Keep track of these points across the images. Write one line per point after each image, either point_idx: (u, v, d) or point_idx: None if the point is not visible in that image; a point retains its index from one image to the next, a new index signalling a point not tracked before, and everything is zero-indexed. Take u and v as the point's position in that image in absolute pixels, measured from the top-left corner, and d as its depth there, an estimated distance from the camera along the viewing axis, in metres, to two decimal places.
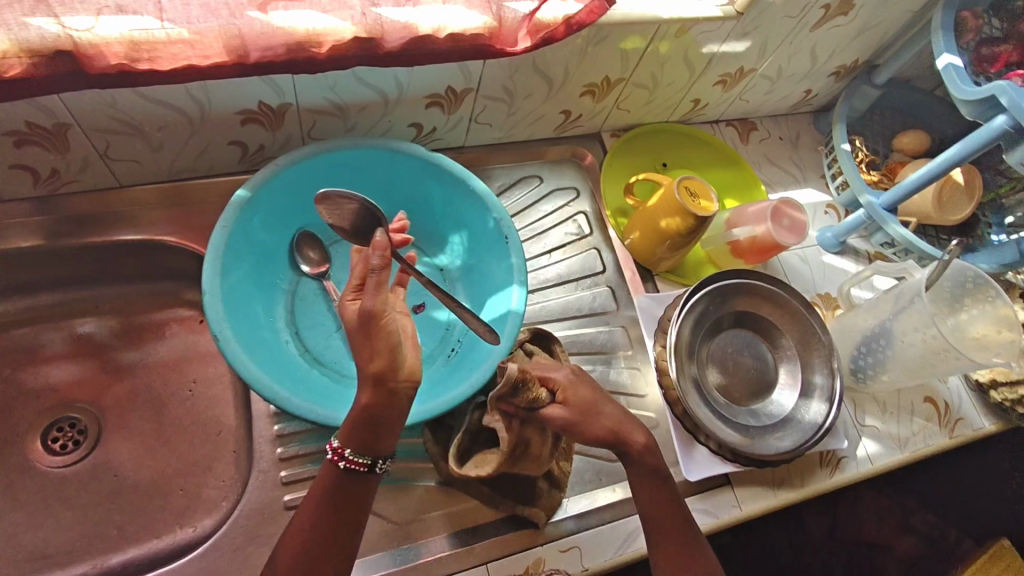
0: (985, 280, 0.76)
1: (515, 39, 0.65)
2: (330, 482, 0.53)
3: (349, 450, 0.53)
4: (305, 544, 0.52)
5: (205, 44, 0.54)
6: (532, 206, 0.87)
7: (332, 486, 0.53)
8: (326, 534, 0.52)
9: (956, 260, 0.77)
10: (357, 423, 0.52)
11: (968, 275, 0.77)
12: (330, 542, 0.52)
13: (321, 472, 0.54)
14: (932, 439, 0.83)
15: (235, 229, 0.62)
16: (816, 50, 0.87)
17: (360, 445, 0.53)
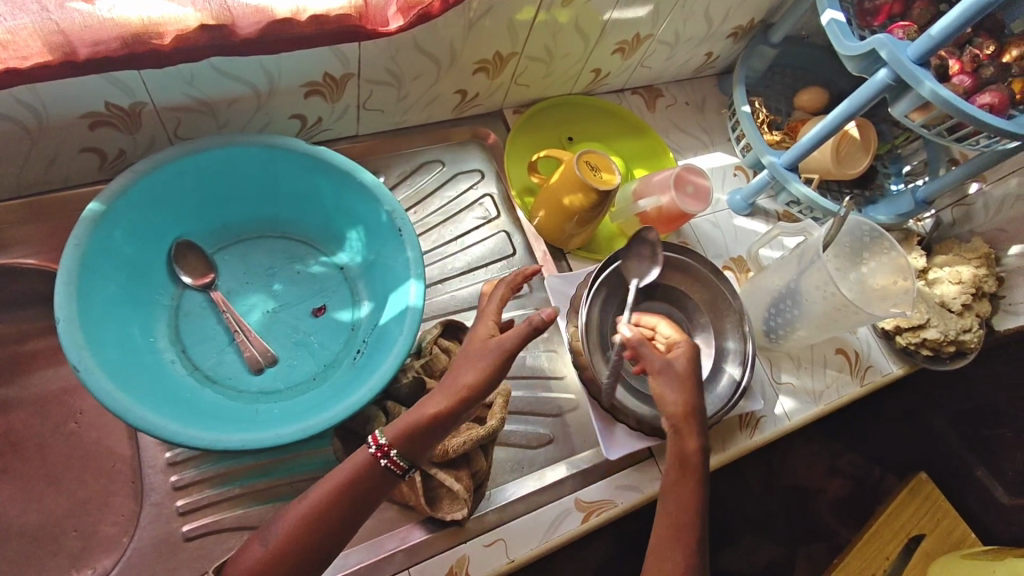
0: (880, 234, 0.77)
1: (386, 19, 0.61)
2: (359, 471, 0.52)
3: (394, 449, 0.52)
4: (303, 528, 0.50)
5: (21, 44, 0.48)
6: (435, 192, 0.84)
7: (358, 481, 0.52)
8: (325, 525, 0.50)
9: (852, 215, 0.78)
10: (415, 429, 0.53)
11: (864, 228, 0.78)
12: (325, 538, 0.50)
13: (355, 459, 0.53)
14: (845, 389, 0.85)
15: (91, 245, 0.57)
16: (710, 12, 0.86)
17: (405, 450, 0.52)
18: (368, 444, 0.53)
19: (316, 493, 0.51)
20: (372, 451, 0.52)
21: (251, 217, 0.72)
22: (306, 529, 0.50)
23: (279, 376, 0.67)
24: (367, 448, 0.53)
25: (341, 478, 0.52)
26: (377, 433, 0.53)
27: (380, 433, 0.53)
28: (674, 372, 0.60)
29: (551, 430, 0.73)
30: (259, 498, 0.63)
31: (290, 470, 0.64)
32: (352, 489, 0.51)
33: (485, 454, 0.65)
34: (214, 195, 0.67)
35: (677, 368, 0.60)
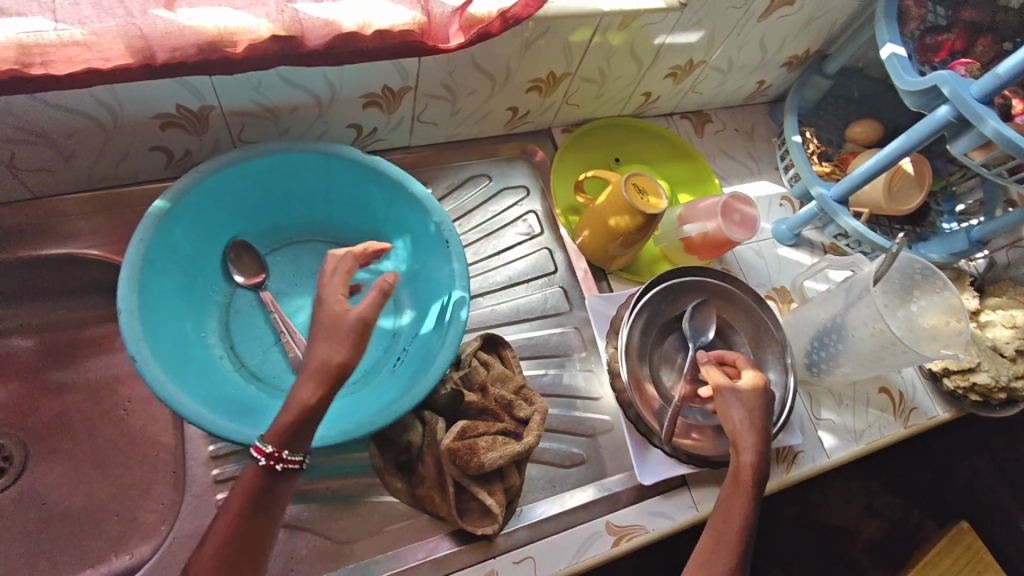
0: (932, 271, 0.75)
1: (447, 36, 0.63)
2: (253, 489, 0.49)
3: (286, 450, 0.50)
4: (220, 569, 0.47)
5: (105, 46, 0.51)
6: (481, 206, 0.85)
7: (251, 493, 0.49)
8: (242, 547, 0.48)
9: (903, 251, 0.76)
10: (302, 423, 0.50)
11: (916, 266, 0.76)
12: (247, 559, 0.48)
13: (242, 479, 0.50)
14: (888, 429, 0.82)
15: (154, 241, 0.59)
16: (766, 41, 0.86)
17: (296, 445, 0.50)
18: (254, 458, 0.49)
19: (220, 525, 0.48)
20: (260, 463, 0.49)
21: (303, 221, 0.74)
22: (220, 564, 0.47)
23: (321, 379, 0.69)
24: (253, 462, 0.49)
25: (241, 498, 0.49)
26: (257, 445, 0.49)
27: (259, 444, 0.49)
28: (739, 394, 0.65)
29: (584, 450, 0.73)
30: (295, 497, 0.64)
31: (328, 472, 0.66)
32: (249, 502, 0.49)
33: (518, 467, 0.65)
34: (270, 199, 0.70)
35: (742, 391, 0.65)
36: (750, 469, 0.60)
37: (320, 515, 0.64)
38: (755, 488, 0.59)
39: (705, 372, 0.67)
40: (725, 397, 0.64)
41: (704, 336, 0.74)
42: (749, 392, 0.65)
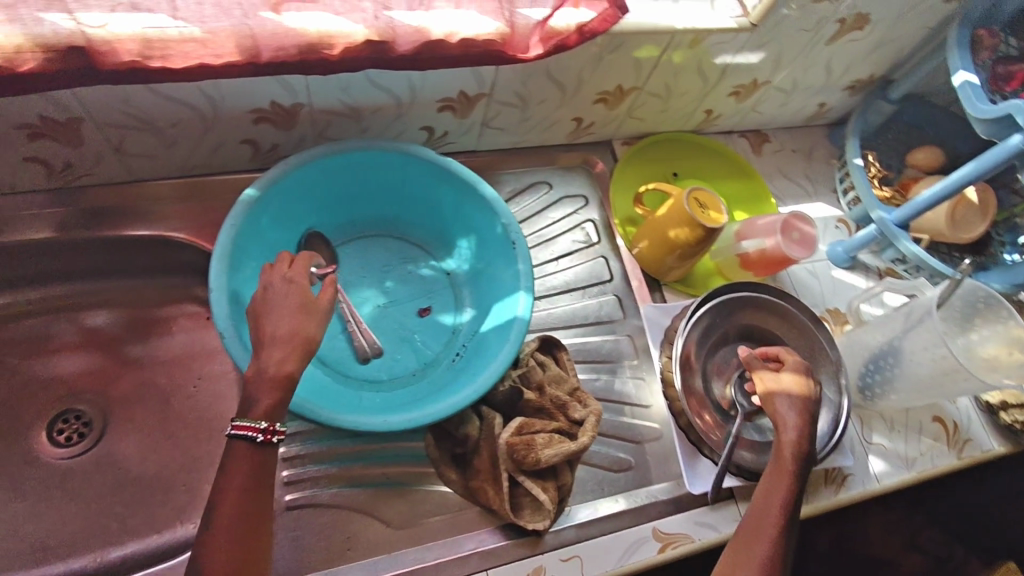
0: (996, 300, 0.74)
1: (527, 46, 0.65)
2: (248, 467, 0.50)
3: (277, 422, 0.51)
4: (232, 543, 0.47)
5: (218, 43, 0.55)
6: (541, 212, 0.87)
7: (248, 469, 0.50)
8: (248, 523, 0.49)
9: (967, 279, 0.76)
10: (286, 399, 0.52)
11: (979, 294, 0.76)
12: (255, 532, 0.49)
13: (231, 460, 0.50)
14: (941, 459, 0.81)
15: (243, 227, 0.63)
16: (831, 64, 0.87)
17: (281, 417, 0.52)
18: (244, 438, 0.50)
19: (225, 509, 0.48)
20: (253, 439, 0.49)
21: (374, 216, 0.77)
22: (231, 539, 0.48)
23: (383, 367, 0.71)
24: (245, 441, 0.50)
25: (240, 478, 0.49)
26: (243, 424, 0.50)
27: (242, 423, 0.50)
28: (791, 398, 0.65)
29: (632, 457, 0.74)
30: (352, 480, 0.66)
31: (384, 459, 0.68)
32: (248, 477, 0.50)
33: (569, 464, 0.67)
34: (346, 193, 0.73)
35: (793, 394, 0.65)
36: (790, 449, 0.62)
37: (376, 499, 0.66)
38: (797, 465, 0.61)
39: (756, 376, 0.67)
40: (777, 403, 0.65)
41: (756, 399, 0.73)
42: (801, 394, 0.65)
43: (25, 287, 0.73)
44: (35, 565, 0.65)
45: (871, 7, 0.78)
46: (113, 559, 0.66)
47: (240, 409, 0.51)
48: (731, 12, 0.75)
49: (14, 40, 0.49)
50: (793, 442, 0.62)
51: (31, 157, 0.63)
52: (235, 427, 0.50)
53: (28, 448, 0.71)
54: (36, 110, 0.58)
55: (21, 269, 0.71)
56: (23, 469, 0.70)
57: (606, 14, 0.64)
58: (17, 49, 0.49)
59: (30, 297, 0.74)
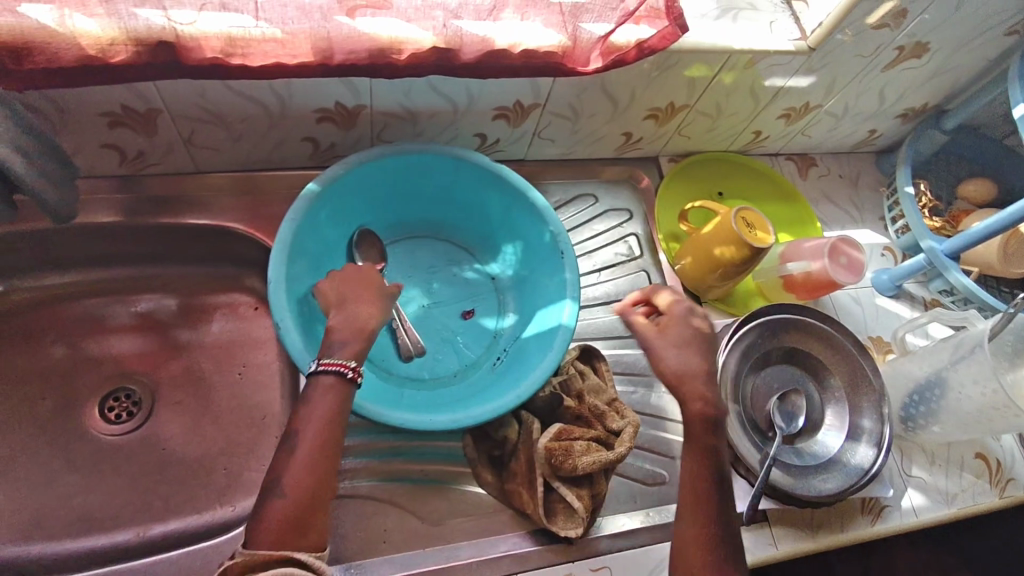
0: None
1: (587, 59, 0.67)
2: (335, 398, 0.56)
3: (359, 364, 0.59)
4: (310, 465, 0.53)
5: (295, 44, 0.57)
6: (586, 223, 0.87)
7: (332, 402, 0.56)
8: (322, 451, 0.54)
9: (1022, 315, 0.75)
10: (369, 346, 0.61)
11: None
12: (330, 457, 0.55)
13: (316, 393, 0.56)
14: (982, 497, 0.80)
15: (302, 222, 0.65)
16: (885, 91, 0.87)
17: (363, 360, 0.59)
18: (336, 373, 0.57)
19: (305, 434, 0.54)
20: (340, 374, 0.57)
21: (423, 219, 0.80)
22: (311, 461, 0.54)
23: (425, 366, 0.73)
24: (336, 376, 0.56)
25: (324, 407, 0.56)
26: (333, 361, 0.57)
27: (332, 359, 0.57)
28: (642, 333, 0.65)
29: (666, 472, 0.74)
30: (389, 475, 0.68)
31: (421, 456, 0.69)
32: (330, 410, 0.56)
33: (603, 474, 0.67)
34: (398, 195, 0.76)
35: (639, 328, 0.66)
36: (697, 423, 0.61)
37: (413, 495, 0.67)
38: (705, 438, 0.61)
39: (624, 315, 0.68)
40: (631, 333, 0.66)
41: (794, 424, 0.74)
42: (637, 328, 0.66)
43: (88, 267, 0.76)
44: (80, 535, 0.66)
45: (932, 36, 0.77)
46: (154, 537, 0.67)
47: (327, 350, 0.58)
48: (789, 35, 0.75)
49: (110, 33, 0.53)
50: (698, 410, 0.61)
51: (108, 144, 0.66)
52: (323, 363, 0.57)
53: (78, 422, 0.73)
54: (120, 99, 0.61)
55: (87, 250, 0.74)
56: (74, 443, 0.72)
57: (666, 32, 0.65)
58: (112, 42, 0.53)
59: (91, 277, 0.77)
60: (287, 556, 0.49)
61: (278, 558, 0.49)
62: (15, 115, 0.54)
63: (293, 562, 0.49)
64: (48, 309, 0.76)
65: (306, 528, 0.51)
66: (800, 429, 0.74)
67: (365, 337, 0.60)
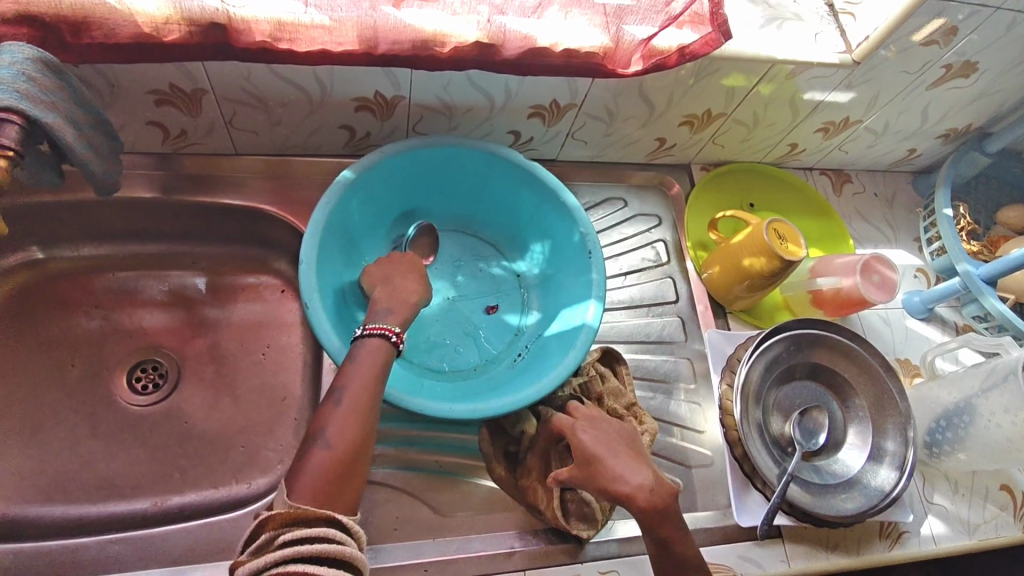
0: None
1: (628, 62, 0.67)
2: (380, 356, 0.57)
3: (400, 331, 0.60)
4: (353, 421, 0.53)
5: (342, 32, 0.58)
6: (615, 227, 0.87)
7: (375, 364, 0.56)
8: (361, 409, 0.53)
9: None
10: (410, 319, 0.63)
11: None
12: (369, 416, 0.54)
13: (360, 354, 0.56)
14: (1005, 530, 0.77)
15: (336, 207, 0.66)
16: (928, 110, 0.85)
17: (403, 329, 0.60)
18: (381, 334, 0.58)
19: (349, 391, 0.54)
20: (385, 336, 0.58)
21: (453, 212, 0.80)
22: (352, 420, 0.53)
23: (446, 358, 0.73)
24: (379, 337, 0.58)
25: (365, 370, 0.55)
26: (381, 326, 0.59)
27: (381, 324, 0.59)
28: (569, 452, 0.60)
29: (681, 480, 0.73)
30: (405, 462, 0.68)
31: (437, 446, 0.69)
32: (372, 372, 0.55)
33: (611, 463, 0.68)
34: (430, 187, 0.76)
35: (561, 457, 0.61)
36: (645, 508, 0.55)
37: (426, 485, 0.67)
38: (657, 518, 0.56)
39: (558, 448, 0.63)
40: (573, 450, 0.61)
41: (814, 441, 0.72)
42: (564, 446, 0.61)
43: (123, 241, 0.78)
44: (101, 501, 0.68)
45: (981, 56, 0.76)
46: (172, 507, 0.69)
47: (373, 317, 0.61)
48: (834, 48, 0.74)
49: (166, 12, 0.54)
50: (642, 505, 0.55)
51: (153, 121, 0.68)
52: (369, 327, 0.58)
53: (106, 390, 0.74)
54: (169, 78, 0.62)
55: (124, 224, 0.76)
56: (100, 410, 0.73)
57: (709, 38, 0.65)
58: (166, 21, 0.55)
59: (127, 251, 0.79)
60: (331, 514, 0.48)
61: (320, 516, 0.47)
62: (70, 87, 0.56)
63: (334, 522, 0.48)
64: (84, 279, 0.78)
65: (347, 486, 0.50)
66: (820, 447, 0.73)
67: (393, 323, 0.60)
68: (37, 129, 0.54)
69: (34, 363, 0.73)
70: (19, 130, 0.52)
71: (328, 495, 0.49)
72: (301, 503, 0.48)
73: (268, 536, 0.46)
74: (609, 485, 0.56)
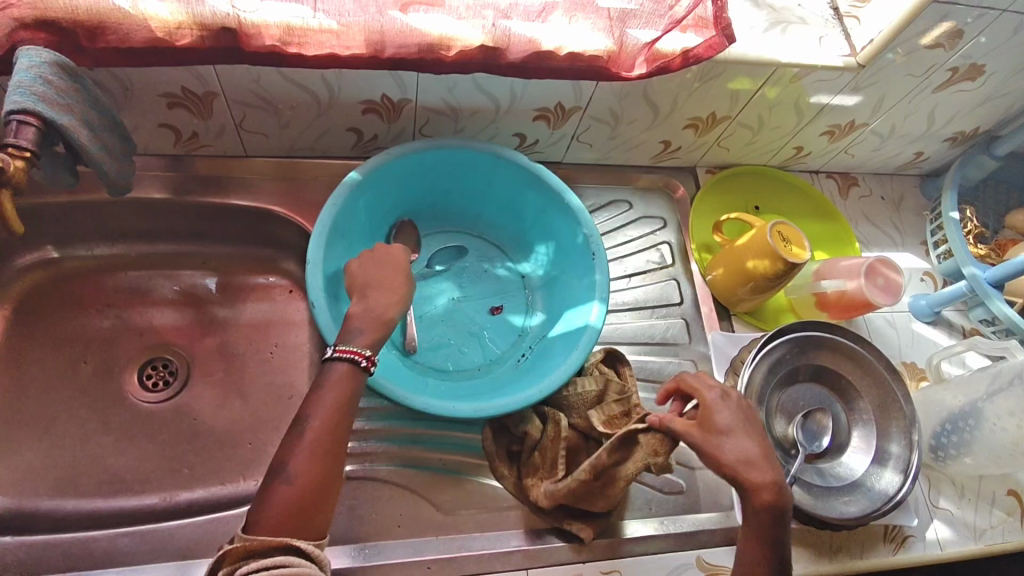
0: None
1: (632, 65, 0.67)
2: (347, 384, 0.56)
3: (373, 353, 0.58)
4: (317, 451, 0.53)
5: (350, 36, 0.60)
6: (620, 229, 0.87)
7: (343, 391, 0.56)
8: (327, 439, 0.54)
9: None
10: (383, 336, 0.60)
11: None
12: (333, 445, 0.54)
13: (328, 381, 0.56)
14: (1012, 535, 0.77)
15: (342, 209, 0.68)
16: (934, 113, 0.85)
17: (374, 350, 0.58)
18: (348, 358, 0.57)
19: (315, 421, 0.54)
20: (353, 361, 0.57)
21: (459, 214, 0.82)
22: (317, 451, 0.53)
23: (450, 358, 0.74)
24: (346, 362, 0.57)
25: (331, 398, 0.55)
26: (349, 349, 0.57)
27: (348, 347, 0.57)
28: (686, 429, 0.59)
29: (683, 481, 0.73)
30: (408, 460, 0.69)
31: (440, 445, 0.70)
32: (339, 401, 0.55)
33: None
34: (436, 188, 0.78)
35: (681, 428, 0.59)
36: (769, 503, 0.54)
37: (429, 484, 0.68)
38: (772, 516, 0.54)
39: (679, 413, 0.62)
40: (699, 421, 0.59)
41: (817, 443, 0.73)
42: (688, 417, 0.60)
43: (136, 241, 0.80)
44: (111, 495, 0.69)
45: (987, 59, 0.76)
46: (180, 502, 0.70)
47: (344, 338, 0.59)
48: (838, 51, 0.75)
49: (178, 17, 0.56)
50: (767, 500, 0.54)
51: (165, 123, 0.70)
52: (338, 350, 0.57)
53: (117, 387, 0.76)
54: (181, 81, 0.64)
55: (136, 224, 0.78)
56: (111, 406, 0.74)
57: (713, 41, 0.65)
58: (178, 25, 0.56)
59: (139, 250, 0.81)
60: (288, 544, 0.48)
61: (277, 546, 0.48)
62: (85, 89, 0.57)
63: (292, 551, 0.49)
64: (96, 277, 0.79)
65: (308, 517, 0.51)
66: (823, 449, 0.73)
67: (363, 345, 0.58)
68: (52, 131, 0.55)
69: (47, 359, 0.74)
70: (36, 132, 0.54)
71: (292, 527, 0.50)
72: (256, 535, 0.49)
73: (226, 571, 0.47)
74: (740, 471, 0.55)
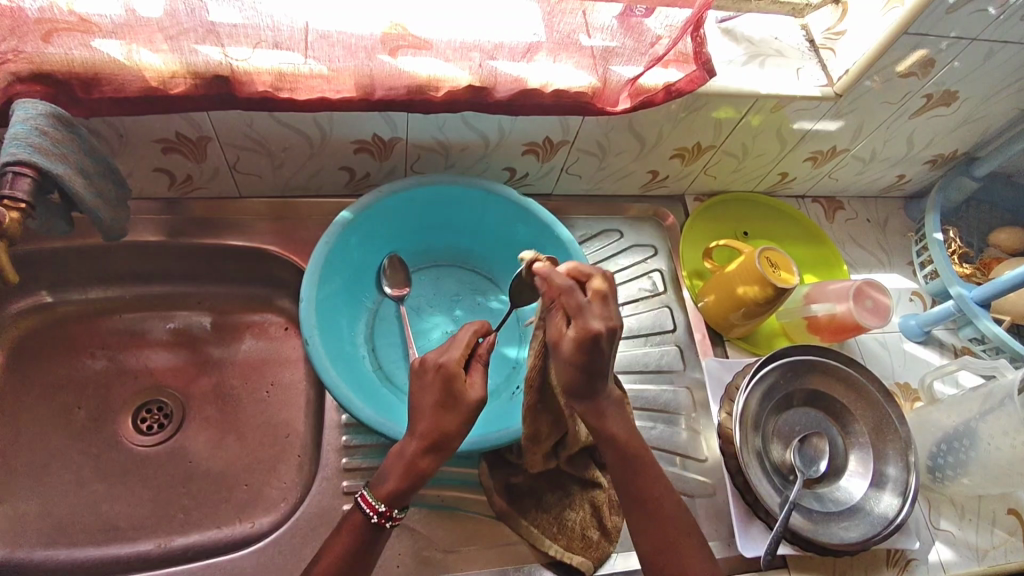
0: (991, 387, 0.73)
1: (617, 100, 0.70)
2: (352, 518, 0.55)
3: (395, 508, 0.55)
4: None
5: (340, 80, 0.61)
6: (611, 257, 0.88)
7: (355, 532, 0.54)
8: None
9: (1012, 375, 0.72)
10: (405, 478, 0.55)
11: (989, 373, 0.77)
12: None
13: (345, 526, 0.55)
14: (1016, 556, 0.76)
15: (334, 248, 0.69)
16: (914, 137, 0.87)
17: (401, 504, 0.55)
18: (362, 507, 0.55)
19: (323, 564, 0.53)
20: (365, 515, 0.54)
21: (450, 247, 0.83)
22: None
23: None
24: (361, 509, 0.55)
25: (343, 542, 0.54)
26: (366, 499, 0.55)
27: (369, 498, 0.55)
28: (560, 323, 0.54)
29: None
30: None
31: (437, 481, 0.70)
32: (351, 548, 0.54)
33: (601, 477, 0.70)
34: (427, 223, 0.79)
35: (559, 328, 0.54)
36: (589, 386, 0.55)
37: (428, 521, 0.68)
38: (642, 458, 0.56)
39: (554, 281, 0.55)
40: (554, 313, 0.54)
41: (814, 468, 0.73)
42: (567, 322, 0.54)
43: (131, 283, 0.80)
44: (105, 543, 0.68)
45: (961, 85, 0.78)
46: (175, 548, 0.69)
47: (370, 484, 0.56)
48: (816, 82, 0.77)
49: (172, 67, 0.57)
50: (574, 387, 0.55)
51: (160, 168, 0.71)
52: (361, 498, 0.55)
53: (111, 430, 0.75)
54: (175, 127, 0.65)
55: (131, 266, 0.78)
56: (105, 451, 0.74)
57: (694, 75, 0.67)
58: (172, 74, 0.57)
59: (134, 292, 0.81)
60: None
61: None
62: (81, 138, 0.58)
63: None
64: (91, 320, 0.79)
65: None
66: (821, 474, 0.73)
67: (379, 495, 0.54)
68: (48, 180, 0.56)
69: (41, 405, 0.74)
70: (31, 182, 0.55)
71: None
72: None
73: None
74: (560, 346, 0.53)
